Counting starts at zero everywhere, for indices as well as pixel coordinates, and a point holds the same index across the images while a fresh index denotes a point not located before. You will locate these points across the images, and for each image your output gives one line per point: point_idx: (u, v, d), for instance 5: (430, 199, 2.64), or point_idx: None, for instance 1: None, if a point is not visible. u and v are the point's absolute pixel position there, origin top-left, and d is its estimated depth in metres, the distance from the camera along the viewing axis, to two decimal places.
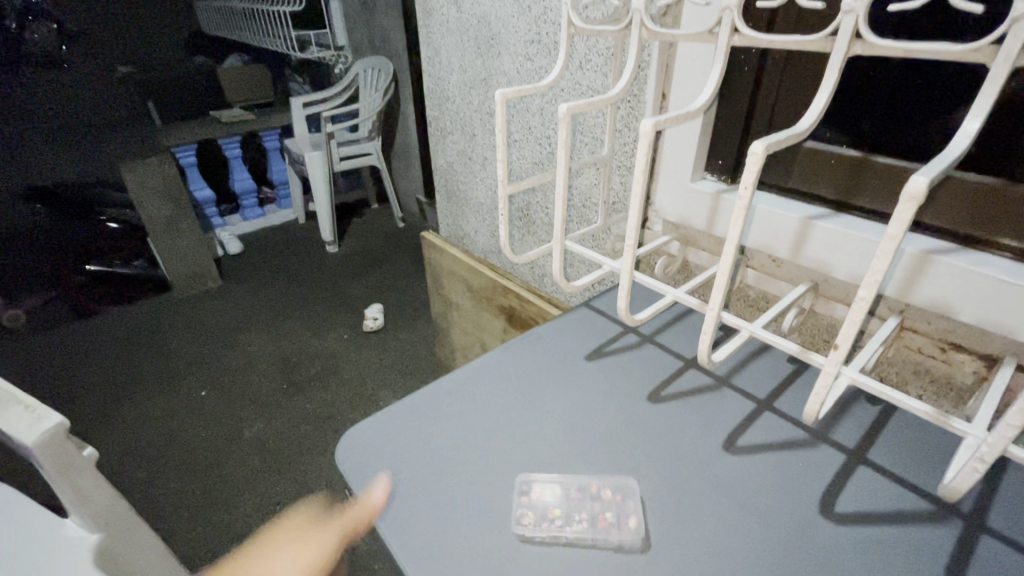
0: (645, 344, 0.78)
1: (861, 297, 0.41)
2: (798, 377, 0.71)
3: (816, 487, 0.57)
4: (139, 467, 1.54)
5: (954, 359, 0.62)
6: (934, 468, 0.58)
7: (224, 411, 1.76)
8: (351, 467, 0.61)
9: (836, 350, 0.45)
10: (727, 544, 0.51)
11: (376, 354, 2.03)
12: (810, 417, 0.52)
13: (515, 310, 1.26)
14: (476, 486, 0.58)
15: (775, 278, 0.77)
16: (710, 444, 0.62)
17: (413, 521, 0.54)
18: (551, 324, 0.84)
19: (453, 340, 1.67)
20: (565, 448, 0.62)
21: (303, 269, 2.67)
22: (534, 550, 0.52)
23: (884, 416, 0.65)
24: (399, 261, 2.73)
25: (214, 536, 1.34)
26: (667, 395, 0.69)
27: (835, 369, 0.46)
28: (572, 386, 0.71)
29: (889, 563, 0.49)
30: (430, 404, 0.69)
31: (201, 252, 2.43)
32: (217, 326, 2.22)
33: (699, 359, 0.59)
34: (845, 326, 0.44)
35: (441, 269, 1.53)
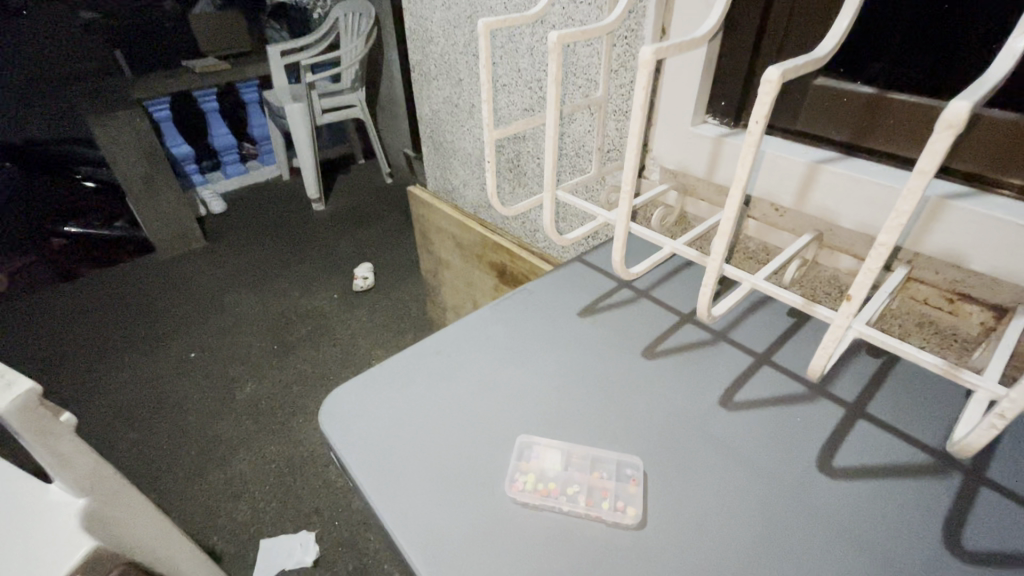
0: (641, 299, 0.75)
1: (881, 242, 0.38)
2: (797, 329, 0.69)
3: (813, 441, 0.55)
4: (131, 429, 1.54)
5: (961, 310, 0.60)
6: (934, 421, 0.57)
7: (215, 372, 1.74)
8: (336, 429, 0.59)
9: (850, 301, 0.42)
10: (721, 501, 0.50)
11: (367, 314, 2.01)
12: (815, 371, 0.50)
13: (507, 266, 1.22)
14: (465, 446, 0.56)
15: (777, 229, 0.73)
16: (706, 401, 0.60)
17: (400, 484, 0.53)
18: (543, 280, 0.80)
19: (444, 298, 1.64)
20: (557, 408, 0.60)
21: (290, 227, 2.60)
22: (525, 511, 0.50)
23: (885, 368, 0.63)
24: (389, 219, 2.66)
25: (210, 494, 1.35)
26: (662, 350, 0.67)
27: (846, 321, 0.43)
28: (564, 343, 0.68)
29: (885, 517, 0.48)
30: (417, 363, 0.66)
31: (181, 212, 2.34)
32: (203, 287, 2.17)
33: (699, 312, 0.56)
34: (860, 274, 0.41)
35: (430, 225, 1.48)
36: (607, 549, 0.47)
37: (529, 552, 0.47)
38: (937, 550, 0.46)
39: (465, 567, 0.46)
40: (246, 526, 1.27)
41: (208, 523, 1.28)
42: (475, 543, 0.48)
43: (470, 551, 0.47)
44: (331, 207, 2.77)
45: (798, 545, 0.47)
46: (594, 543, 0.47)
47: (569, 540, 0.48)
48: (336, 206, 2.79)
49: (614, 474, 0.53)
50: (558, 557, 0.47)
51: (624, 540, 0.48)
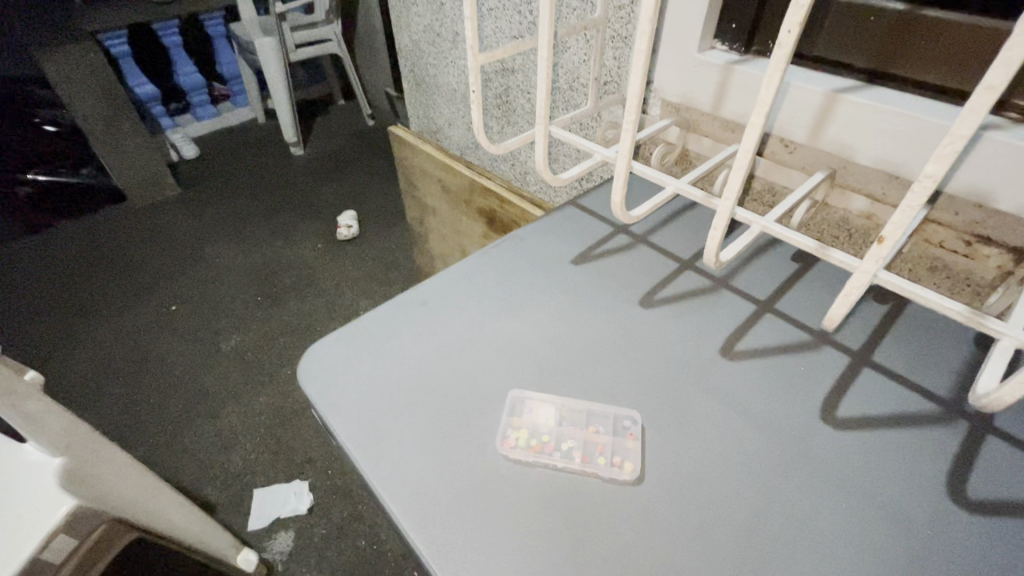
0: (638, 245, 0.70)
1: (928, 174, 0.33)
2: (803, 274, 0.65)
3: (817, 390, 0.53)
4: (116, 383, 1.51)
5: (978, 254, 0.56)
6: (941, 369, 0.54)
7: (198, 324, 1.70)
8: (315, 386, 0.55)
9: (881, 244, 0.38)
10: (721, 454, 0.48)
11: (353, 263, 1.95)
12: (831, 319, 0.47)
13: (495, 212, 1.16)
14: (453, 401, 0.53)
15: (785, 168, 0.68)
16: (706, 350, 0.57)
17: (385, 442, 0.50)
18: (534, 226, 0.75)
19: (432, 247, 1.58)
20: (550, 361, 0.56)
21: (268, 173, 2.48)
22: (517, 467, 0.48)
23: (892, 314, 0.60)
24: (372, 163, 2.55)
25: (201, 446, 1.34)
26: (661, 299, 0.63)
27: (873, 267, 0.40)
28: (557, 292, 0.64)
29: (889, 467, 0.47)
30: (401, 315, 0.62)
31: (151, 158, 2.21)
32: (180, 237, 2.08)
33: (706, 257, 0.52)
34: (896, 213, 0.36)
35: (414, 168, 1.40)
36: (604, 505, 0.45)
37: (523, 509, 0.45)
38: (940, 500, 0.45)
39: (455, 527, 0.44)
40: (239, 476, 1.27)
41: (200, 474, 1.28)
42: (465, 501, 0.46)
43: (460, 510, 0.45)
44: (311, 152, 2.64)
45: (800, 497, 0.45)
46: (590, 500, 0.46)
47: (563, 497, 0.46)
48: (316, 150, 2.65)
49: (611, 428, 0.51)
50: (552, 514, 0.45)
51: (621, 496, 0.46)
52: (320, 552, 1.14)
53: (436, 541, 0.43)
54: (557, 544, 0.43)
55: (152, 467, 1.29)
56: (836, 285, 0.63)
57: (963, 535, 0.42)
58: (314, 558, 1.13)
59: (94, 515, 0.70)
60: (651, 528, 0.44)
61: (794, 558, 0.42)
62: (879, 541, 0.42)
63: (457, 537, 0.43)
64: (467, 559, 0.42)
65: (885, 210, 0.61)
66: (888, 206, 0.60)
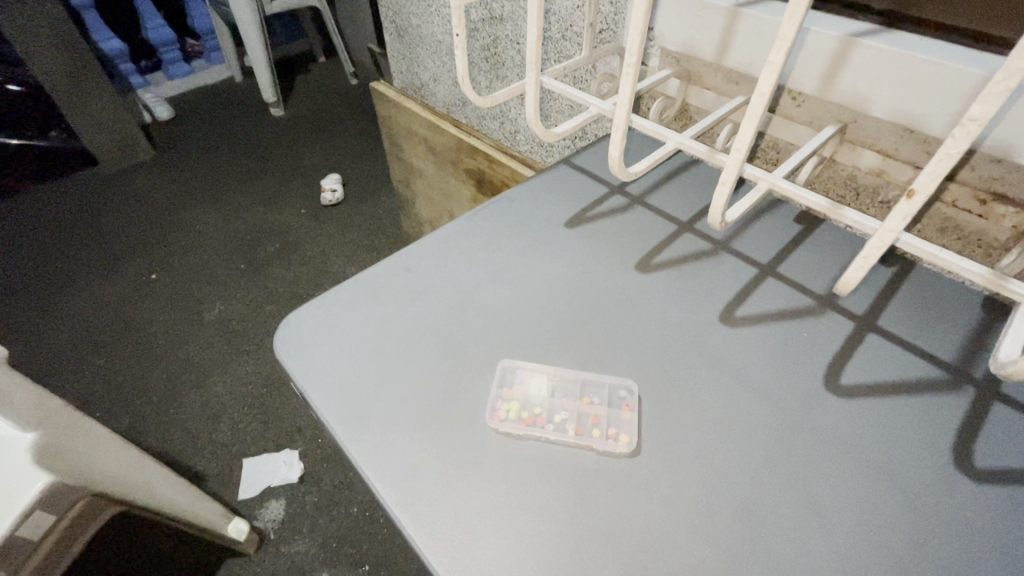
0: (634, 207, 0.66)
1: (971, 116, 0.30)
2: (807, 236, 0.62)
3: (820, 357, 0.51)
4: (97, 354, 1.47)
5: (993, 213, 0.53)
6: (948, 333, 0.52)
7: (180, 293, 1.65)
8: (292, 359, 0.52)
9: (909, 199, 0.35)
10: (721, 425, 0.46)
11: (338, 229, 1.89)
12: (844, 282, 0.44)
13: (484, 173, 1.11)
14: (440, 372, 0.50)
15: (792, 122, 0.64)
16: (705, 317, 0.54)
17: (369, 417, 0.47)
18: (524, 187, 0.70)
19: (420, 212, 1.53)
20: (541, 330, 0.54)
21: (247, 135, 2.37)
22: (507, 441, 0.46)
23: (899, 276, 0.57)
24: (356, 125, 2.45)
25: (188, 417, 1.32)
26: (658, 263, 0.60)
27: (898, 225, 0.37)
28: (549, 257, 0.61)
29: (893, 436, 0.45)
30: (384, 282, 0.58)
31: (122, 118, 2.09)
32: (157, 202, 2.00)
33: (711, 218, 0.48)
34: (929, 164, 0.33)
35: (399, 128, 1.33)
36: (600, 479, 0.43)
37: (515, 485, 0.43)
38: (945, 469, 0.43)
39: (443, 504, 0.42)
40: (228, 447, 1.26)
41: (187, 445, 1.26)
42: (453, 477, 0.43)
43: (448, 487, 0.43)
44: (291, 113, 2.52)
45: (801, 468, 0.43)
46: (584, 474, 0.43)
47: (556, 471, 0.44)
48: (296, 111, 2.54)
49: (606, 399, 0.49)
50: (544, 489, 0.43)
51: (617, 469, 0.44)
52: (312, 520, 1.14)
53: (423, 519, 0.41)
54: (550, 520, 0.41)
55: (138, 438, 1.27)
56: (842, 247, 0.60)
57: (968, 504, 0.41)
58: (306, 525, 1.13)
59: (68, 492, 0.67)
60: (648, 503, 0.42)
61: (795, 530, 0.40)
62: (885, 512, 0.41)
63: (445, 515, 0.41)
64: (456, 538, 0.40)
65: (896, 167, 0.57)
66: (900, 162, 0.57)
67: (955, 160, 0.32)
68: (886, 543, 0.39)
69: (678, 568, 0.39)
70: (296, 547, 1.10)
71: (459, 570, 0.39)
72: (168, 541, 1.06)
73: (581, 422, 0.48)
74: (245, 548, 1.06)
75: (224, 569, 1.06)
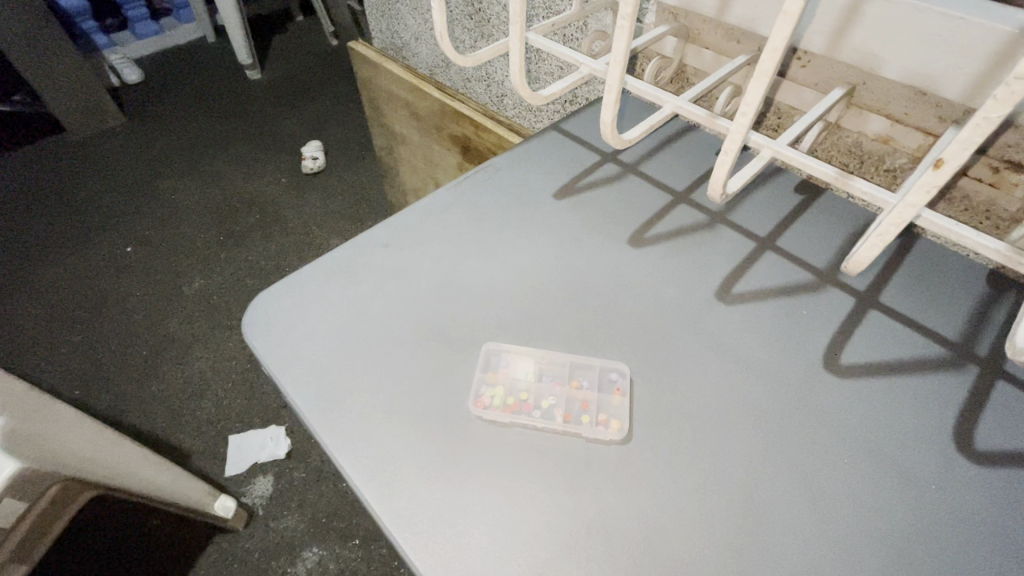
0: (627, 175, 0.63)
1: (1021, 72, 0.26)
2: (808, 206, 0.59)
3: (820, 336, 0.48)
4: (73, 331, 1.42)
5: (1005, 182, 0.50)
6: (953, 309, 0.50)
7: (157, 267, 1.59)
8: (263, 342, 0.48)
9: (936, 169, 0.32)
10: (716, 409, 0.44)
11: (321, 199, 1.82)
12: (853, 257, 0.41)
13: (470, 140, 1.06)
14: (422, 355, 0.47)
15: (796, 84, 0.60)
16: (701, 294, 0.52)
17: (345, 404, 0.44)
18: (510, 154, 0.66)
19: (404, 181, 1.47)
20: (528, 309, 0.51)
21: (222, 99, 2.26)
22: (492, 429, 0.43)
23: (903, 248, 0.55)
24: (337, 88, 2.34)
25: (170, 394, 1.29)
26: (652, 237, 0.56)
27: (919, 199, 0.34)
28: (536, 231, 0.57)
29: (893, 418, 0.43)
30: (361, 259, 0.54)
31: (87, 80, 1.96)
32: (129, 171, 1.90)
33: (712, 189, 0.45)
34: (964, 130, 0.30)
35: (380, 91, 1.26)
36: (590, 468, 0.41)
37: (501, 475, 0.41)
38: (945, 452, 0.42)
39: (424, 497, 0.40)
40: (213, 424, 1.23)
41: (171, 423, 1.23)
42: (434, 468, 0.41)
43: (430, 479, 0.41)
44: (269, 76, 2.40)
45: (799, 453, 0.42)
46: (573, 463, 0.41)
47: (544, 460, 0.42)
48: (274, 74, 2.42)
49: (596, 382, 0.47)
50: (532, 479, 0.41)
51: (607, 457, 0.42)
52: (301, 496, 1.13)
53: (403, 514, 0.39)
54: (537, 512, 0.39)
55: (121, 417, 1.24)
56: (844, 218, 0.57)
57: (967, 489, 0.40)
58: (295, 501, 1.13)
59: (37, 481, 0.63)
60: (639, 492, 0.40)
61: (791, 518, 0.39)
62: (883, 500, 0.40)
63: (426, 509, 0.39)
64: (438, 533, 0.38)
65: (905, 132, 0.54)
66: (909, 127, 0.54)
67: (994, 125, 0.28)
68: (882, 530, 0.38)
69: (671, 560, 0.37)
70: (285, 523, 1.09)
71: (441, 566, 0.37)
72: (158, 519, 1.08)
73: (570, 407, 0.46)
74: (234, 525, 1.05)
75: (214, 545, 1.06)
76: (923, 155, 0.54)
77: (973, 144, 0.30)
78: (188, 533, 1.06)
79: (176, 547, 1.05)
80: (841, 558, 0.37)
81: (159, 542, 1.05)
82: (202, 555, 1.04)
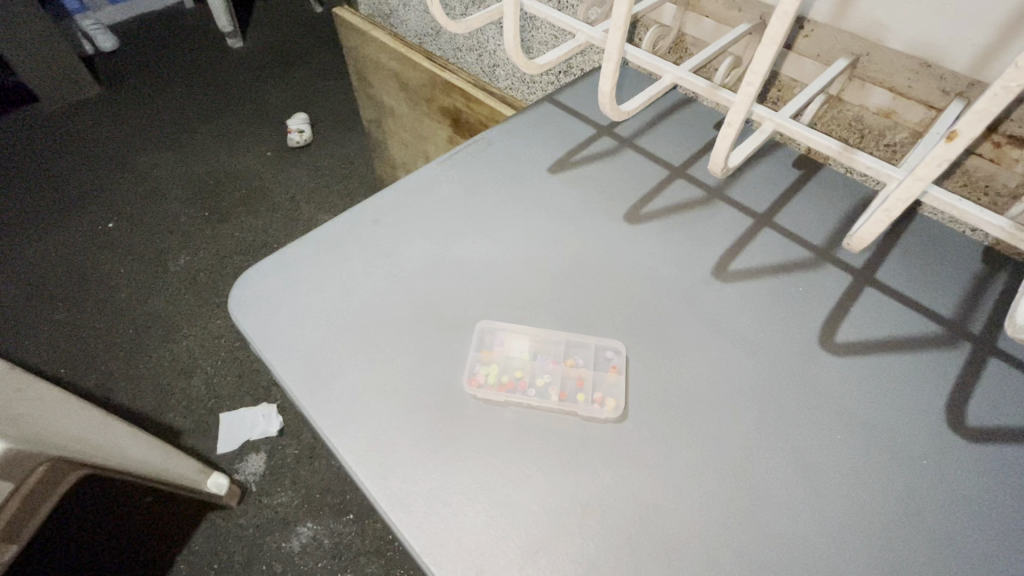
0: (623, 150, 0.61)
1: None
2: (807, 181, 0.58)
3: (816, 315, 0.48)
4: (56, 309, 1.39)
5: (1006, 158, 0.49)
6: (948, 286, 0.50)
7: (141, 243, 1.55)
8: (251, 320, 0.47)
9: (949, 142, 0.31)
10: (713, 387, 0.44)
11: (308, 173, 1.78)
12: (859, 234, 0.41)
13: (461, 112, 1.03)
14: (414, 333, 0.46)
15: (798, 56, 0.58)
16: (697, 272, 0.51)
17: (336, 383, 0.44)
18: (503, 127, 0.64)
19: (393, 155, 1.44)
20: (522, 288, 0.50)
21: (202, 69, 2.17)
22: (486, 407, 0.43)
23: (901, 224, 0.54)
24: (323, 58, 2.26)
25: (158, 373, 1.27)
26: (648, 214, 0.55)
27: (930, 173, 0.33)
28: (530, 208, 0.56)
29: (887, 396, 0.44)
30: (350, 235, 0.53)
31: (59, 48, 1.86)
32: (107, 144, 1.84)
33: (712, 163, 0.44)
34: (980, 102, 0.29)
35: (368, 61, 1.21)
36: (584, 446, 0.41)
37: (496, 454, 0.41)
38: (936, 430, 0.42)
39: (419, 476, 0.39)
40: (203, 402, 1.22)
41: (160, 402, 1.22)
42: (428, 448, 0.41)
43: (424, 458, 0.40)
44: (251, 44, 2.31)
45: (792, 431, 0.42)
46: (568, 441, 0.41)
47: (539, 438, 0.41)
48: (256, 42, 2.33)
49: (591, 360, 0.46)
50: (527, 458, 0.40)
51: (603, 435, 0.41)
52: (294, 473, 1.13)
53: (398, 494, 0.39)
54: (533, 491, 0.39)
55: (108, 396, 1.22)
56: (842, 194, 0.57)
57: (956, 465, 0.41)
58: (288, 477, 1.13)
59: (25, 459, 0.61)
60: (635, 470, 0.40)
61: (784, 493, 0.39)
62: (876, 477, 0.40)
63: (421, 488, 0.39)
64: (432, 512, 0.38)
65: (908, 107, 0.53)
66: (912, 101, 0.52)
67: (1010, 97, 0.28)
68: (874, 506, 0.39)
69: (666, 535, 0.37)
70: (279, 499, 1.10)
71: (436, 545, 0.37)
72: (149, 496, 1.07)
73: (564, 385, 0.46)
74: (228, 502, 1.05)
75: (207, 521, 1.06)
76: (924, 130, 0.52)
77: (988, 116, 0.29)
78: (182, 510, 1.06)
79: (170, 523, 1.05)
80: (833, 532, 0.38)
81: (153, 519, 1.05)
82: (197, 532, 1.05)
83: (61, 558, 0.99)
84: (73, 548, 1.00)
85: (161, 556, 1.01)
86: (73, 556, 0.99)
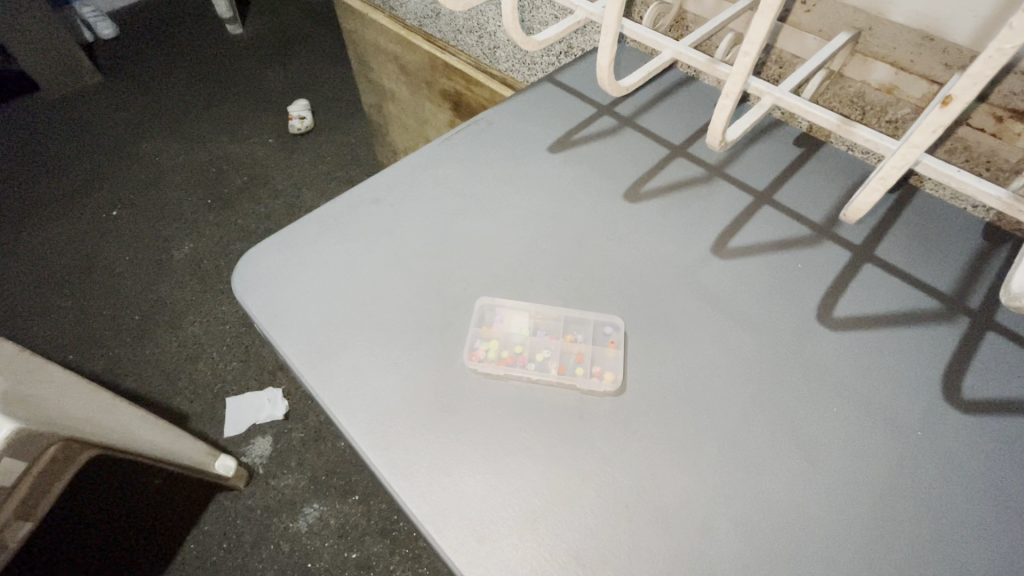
0: (623, 129, 0.61)
1: None
2: (808, 158, 0.57)
3: (815, 291, 0.48)
4: (63, 296, 1.40)
5: (1008, 132, 0.49)
6: (948, 262, 0.50)
7: (145, 231, 1.55)
8: (254, 298, 0.48)
9: (944, 108, 0.31)
10: (710, 361, 0.44)
11: (309, 158, 1.78)
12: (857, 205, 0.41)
13: (463, 95, 1.03)
14: (416, 310, 0.47)
15: (800, 31, 0.58)
16: (697, 248, 0.51)
17: (340, 358, 0.44)
18: (503, 107, 0.64)
19: (393, 139, 1.44)
20: (523, 266, 0.50)
21: (204, 56, 2.16)
22: (485, 381, 0.43)
23: (901, 201, 0.54)
24: (323, 44, 2.24)
25: (165, 359, 1.28)
26: (648, 192, 0.55)
27: (925, 139, 0.33)
28: (530, 188, 0.56)
29: (883, 371, 0.44)
30: (350, 214, 0.53)
31: (59, 35, 1.85)
32: (110, 132, 1.84)
33: (711, 137, 0.44)
34: (976, 65, 0.29)
35: (367, 44, 1.21)
36: (583, 416, 0.42)
37: (495, 427, 0.41)
38: (931, 403, 0.43)
39: (421, 449, 0.40)
40: (209, 386, 1.24)
41: (168, 386, 1.23)
42: (429, 421, 0.41)
43: (425, 430, 0.41)
44: (251, 31, 2.29)
45: (789, 403, 0.42)
46: (566, 414, 0.42)
47: (538, 412, 0.42)
48: (256, 29, 2.31)
49: (590, 337, 0.47)
50: (527, 431, 0.41)
51: (601, 408, 0.42)
52: (299, 456, 1.15)
53: (400, 464, 0.40)
54: (531, 462, 0.40)
55: (116, 381, 1.24)
56: (842, 171, 0.56)
57: (950, 436, 0.41)
58: (294, 460, 1.14)
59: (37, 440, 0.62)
60: (633, 442, 0.41)
61: (778, 462, 0.40)
62: (873, 449, 0.41)
63: (422, 458, 0.40)
64: (434, 482, 0.39)
65: (910, 82, 0.52)
66: (914, 76, 0.52)
67: (1006, 59, 0.28)
68: (868, 474, 0.40)
69: (663, 505, 0.38)
70: (285, 481, 1.12)
71: (437, 513, 0.38)
72: (160, 478, 1.09)
73: (564, 359, 0.46)
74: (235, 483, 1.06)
75: (216, 502, 1.08)
76: (926, 105, 0.52)
77: (982, 79, 0.29)
78: (191, 491, 1.08)
79: (181, 503, 1.07)
80: (828, 503, 0.38)
81: (162, 500, 1.07)
82: (206, 512, 1.07)
83: (76, 540, 1.01)
84: (86, 528, 1.02)
85: (173, 536, 1.03)
86: (89, 535, 1.02)
